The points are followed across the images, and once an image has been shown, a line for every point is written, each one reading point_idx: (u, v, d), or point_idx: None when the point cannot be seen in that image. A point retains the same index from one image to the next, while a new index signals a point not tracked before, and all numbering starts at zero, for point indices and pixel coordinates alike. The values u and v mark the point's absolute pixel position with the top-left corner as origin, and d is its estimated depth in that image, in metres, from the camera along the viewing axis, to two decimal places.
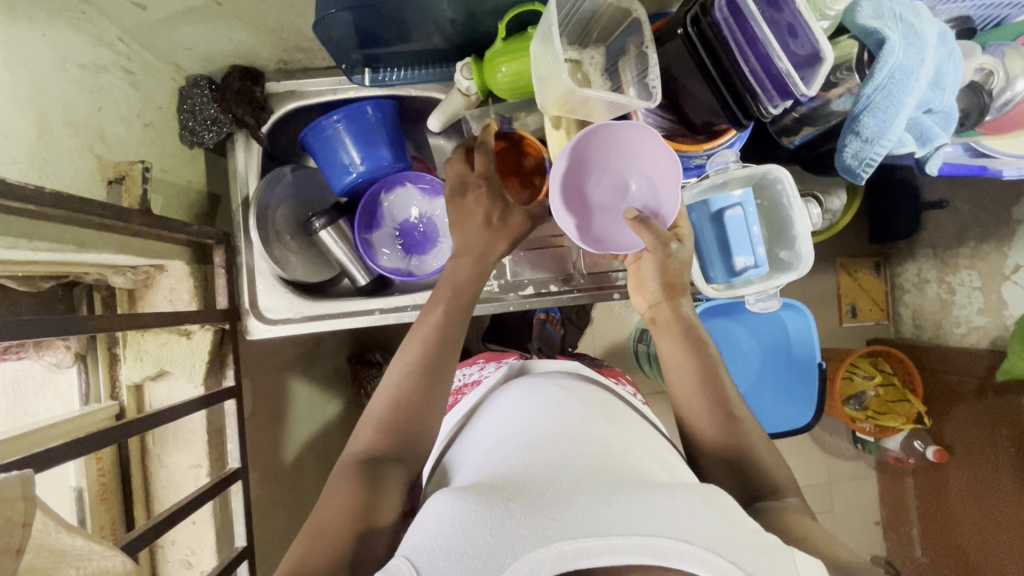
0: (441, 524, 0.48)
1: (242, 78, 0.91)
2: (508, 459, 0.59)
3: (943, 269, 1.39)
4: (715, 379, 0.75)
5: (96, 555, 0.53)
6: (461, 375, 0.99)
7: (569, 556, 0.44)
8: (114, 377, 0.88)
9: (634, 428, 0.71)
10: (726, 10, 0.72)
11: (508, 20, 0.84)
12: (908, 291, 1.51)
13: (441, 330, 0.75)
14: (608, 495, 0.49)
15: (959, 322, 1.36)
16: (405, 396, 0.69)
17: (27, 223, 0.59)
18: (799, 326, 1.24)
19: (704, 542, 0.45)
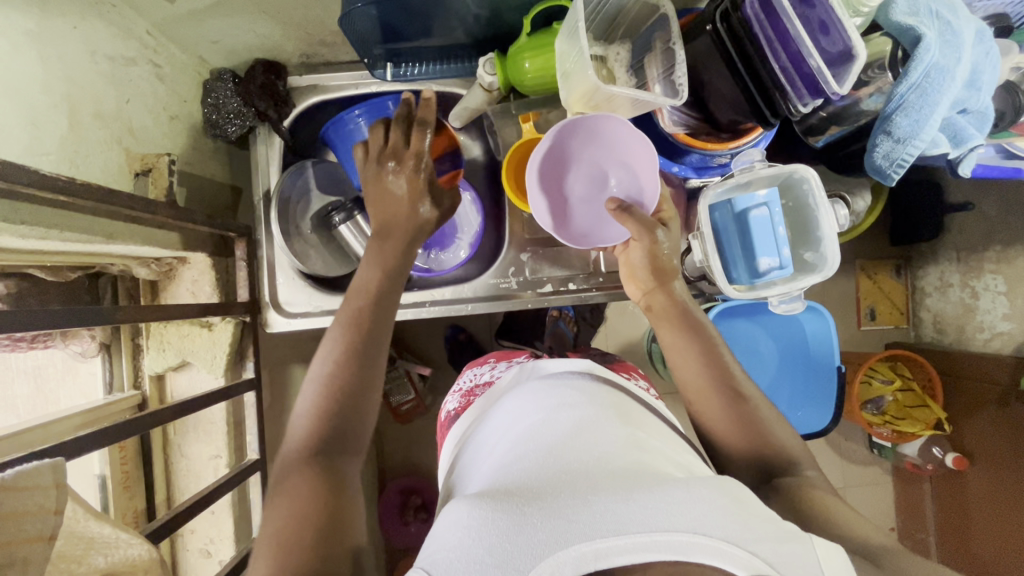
0: (458, 533, 0.47)
1: (266, 71, 0.92)
2: (521, 467, 0.59)
3: (967, 272, 1.35)
4: (721, 368, 0.75)
5: (123, 543, 0.53)
6: (472, 374, 0.99)
7: (589, 558, 0.43)
8: (137, 367, 0.89)
9: (647, 427, 0.70)
10: (757, 6, 0.70)
11: (534, 15, 0.84)
12: (929, 295, 1.47)
13: (367, 310, 0.71)
14: (621, 494, 0.48)
15: (982, 326, 1.32)
16: (340, 381, 0.66)
17: (60, 214, 0.60)
18: (818, 329, 1.22)
19: (723, 534, 0.44)
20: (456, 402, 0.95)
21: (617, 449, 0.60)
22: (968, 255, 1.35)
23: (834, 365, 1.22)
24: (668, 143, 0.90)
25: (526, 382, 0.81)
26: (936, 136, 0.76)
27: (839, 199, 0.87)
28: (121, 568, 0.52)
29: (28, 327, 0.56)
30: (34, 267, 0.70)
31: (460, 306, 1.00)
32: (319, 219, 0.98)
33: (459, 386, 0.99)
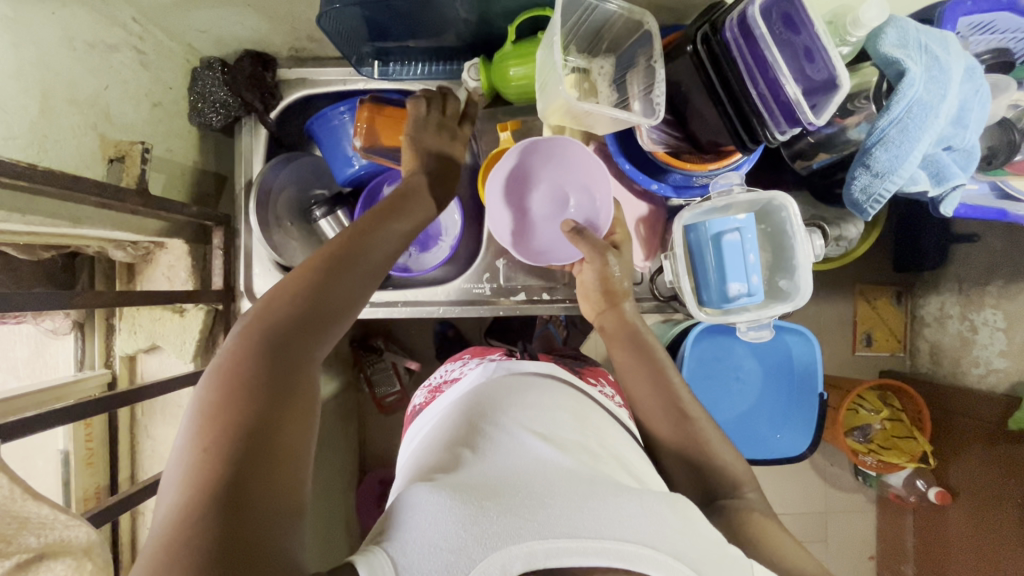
0: (417, 518, 0.48)
1: (254, 63, 0.93)
2: (487, 462, 0.59)
3: (967, 304, 1.32)
4: (671, 391, 0.75)
5: (58, 524, 0.55)
6: (444, 370, 0.98)
7: (539, 556, 0.44)
8: (109, 347, 0.90)
9: (608, 430, 0.71)
10: (737, 30, 0.68)
11: (518, 24, 0.83)
12: (929, 325, 1.45)
13: (337, 258, 0.60)
14: (581, 497, 0.50)
15: (978, 361, 1.30)
16: (296, 327, 0.54)
17: (23, 197, 0.61)
18: (804, 353, 1.20)
19: (667, 548, 0.46)
20: (424, 397, 0.95)
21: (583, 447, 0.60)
22: (968, 287, 1.32)
23: (817, 390, 1.21)
24: (648, 159, 0.89)
25: (494, 376, 0.79)
26: (915, 173, 0.75)
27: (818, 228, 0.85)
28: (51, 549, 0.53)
29: None
30: (5, 246, 0.71)
31: (432, 309, 1.00)
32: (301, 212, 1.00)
33: (430, 382, 0.98)
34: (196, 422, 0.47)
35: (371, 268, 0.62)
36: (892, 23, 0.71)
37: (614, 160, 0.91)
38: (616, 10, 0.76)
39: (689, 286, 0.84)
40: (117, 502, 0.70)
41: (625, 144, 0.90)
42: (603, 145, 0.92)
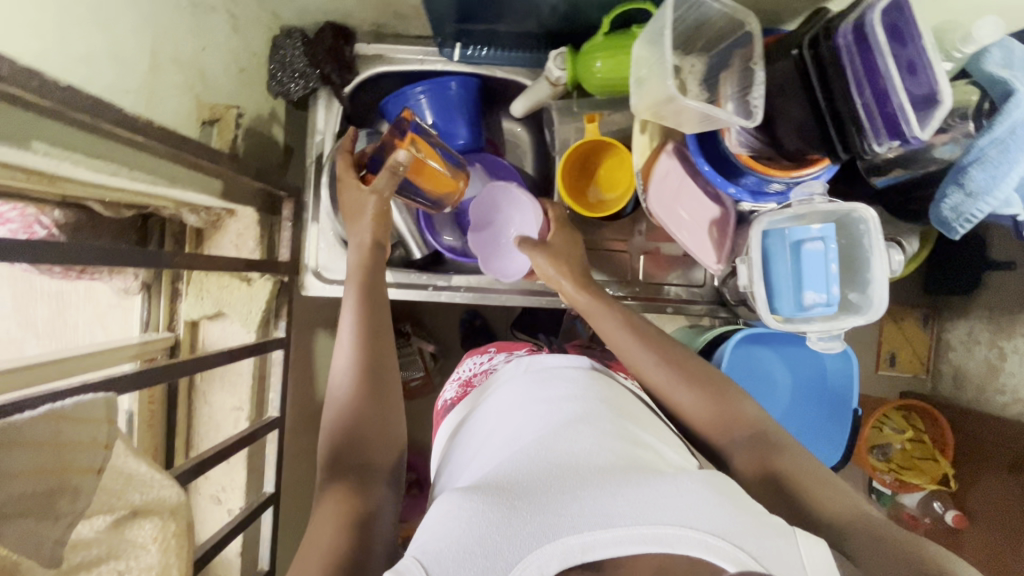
0: (449, 525, 0.48)
1: (335, 35, 0.92)
2: (509, 453, 0.60)
3: (997, 332, 1.20)
4: (674, 364, 0.72)
5: (157, 483, 0.54)
6: (471, 364, 0.96)
7: (576, 552, 0.46)
8: (173, 310, 0.90)
9: (636, 408, 0.70)
10: (850, 37, 0.68)
11: (614, 15, 0.83)
12: (955, 350, 1.31)
13: (368, 320, 0.72)
14: (609, 487, 0.51)
15: (1003, 389, 1.17)
16: (352, 396, 0.67)
17: (131, 153, 0.60)
18: (840, 368, 1.05)
19: (708, 526, 0.47)
20: (454, 391, 0.94)
21: (605, 429, 0.61)
22: (999, 314, 1.20)
23: (851, 408, 1.04)
24: (728, 161, 0.87)
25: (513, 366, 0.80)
26: (1011, 196, 0.74)
27: (896, 243, 0.85)
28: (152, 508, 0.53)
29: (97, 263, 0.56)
30: (92, 200, 0.71)
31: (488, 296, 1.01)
32: None
33: (458, 375, 0.97)
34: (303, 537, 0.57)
35: (381, 335, 0.72)
36: (998, 44, 0.71)
37: (691, 161, 0.90)
38: (721, 9, 0.75)
39: (763, 292, 0.84)
40: (199, 465, 0.70)
41: (706, 145, 0.90)
42: (681, 144, 0.91)
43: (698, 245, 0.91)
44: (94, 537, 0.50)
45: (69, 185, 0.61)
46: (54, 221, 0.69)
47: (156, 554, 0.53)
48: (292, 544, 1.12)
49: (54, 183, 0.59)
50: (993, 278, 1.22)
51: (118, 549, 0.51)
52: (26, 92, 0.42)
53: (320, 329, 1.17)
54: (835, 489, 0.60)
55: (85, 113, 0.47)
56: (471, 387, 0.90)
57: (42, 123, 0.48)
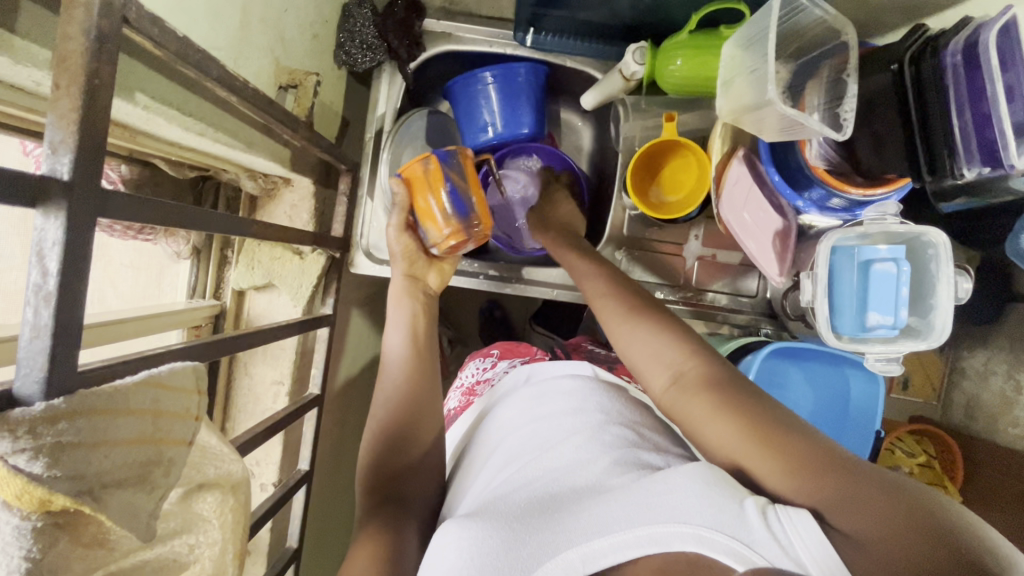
0: (450, 552, 0.45)
1: (407, 8, 0.89)
2: (513, 470, 0.56)
3: (1015, 363, 1.10)
4: (643, 309, 0.67)
5: (228, 458, 0.52)
6: (473, 369, 0.91)
7: (574, 565, 0.42)
8: (221, 278, 0.88)
9: (639, 413, 0.65)
10: (959, 57, 0.67)
11: (704, 14, 0.79)
12: (969, 378, 1.22)
13: (414, 355, 0.76)
14: (606, 498, 0.47)
15: (1016, 422, 1.09)
16: (397, 429, 0.69)
17: (210, 110, 0.58)
18: (863, 391, 1.01)
19: (702, 519, 0.42)
20: (456, 401, 0.89)
21: (603, 434, 0.57)
22: (1020, 346, 1.10)
23: (873, 430, 1.00)
24: (799, 174, 0.86)
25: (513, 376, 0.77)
26: None
27: (963, 271, 0.84)
28: (225, 482, 0.52)
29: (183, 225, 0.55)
30: (157, 157, 0.68)
31: (537, 290, 0.97)
32: None
33: (462, 381, 0.91)
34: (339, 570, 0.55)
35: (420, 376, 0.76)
36: None
37: (762, 169, 0.89)
38: (820, 17, 0.73)
39: (826, 309, 0.83)
40: (256, 437, 0.69)
41: (776, 154, 0.89)
42: (750, 151, 0.90)
43: (762, 253, 0.89)
44: (170, 508, 0.47)
45: (146, 138, 0.59)
46: (120, 176, 0.69)
47: (216, 530, 0.51)
48: (325, 520, 1.11)
49: (133, 137, 0.58)
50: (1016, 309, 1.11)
51: (190, 523, 0.49)
52: (149, 41, 0.40)
53: (355, 308, 1.14)
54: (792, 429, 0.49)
55: (191, 67, 0.45)
56: (474, 396, 0.85)
57: (144, 73, 0.48)
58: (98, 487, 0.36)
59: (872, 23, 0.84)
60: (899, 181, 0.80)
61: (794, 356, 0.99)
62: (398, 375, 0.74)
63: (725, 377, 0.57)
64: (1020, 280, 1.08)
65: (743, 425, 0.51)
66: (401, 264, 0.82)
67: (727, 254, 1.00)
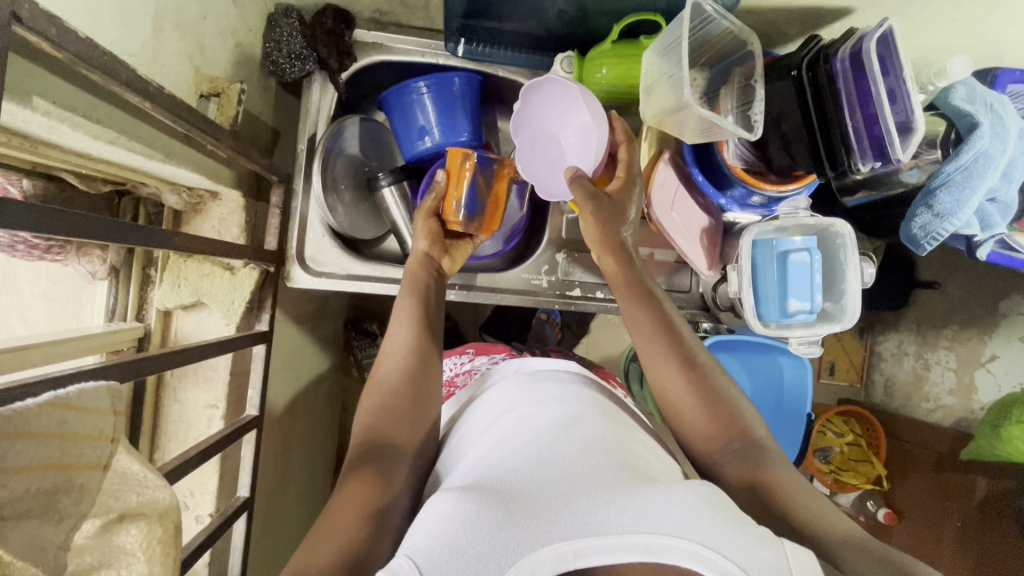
0: (441, 526, 0.43)
1: (336, 19, 0.89)
2: (500, 453, 0.55)
3: (922, 344, 1.22)
4: (695, 369, 0.69)
5: (152, 483, 0.49)
6: (451, 364, 0.97)
7: (568, 556, 0.40)
8: (144, 298, 0.83)
9: (635, 430, 0.64)
10: (847, 62, 0.74)
11: (624, 25, 0.84)
12: (884, 360, 1.33)
13: (418, 339, 0.73)
14: (605, 493, 0.46)
15: (927, 398, 1.20)
16: (392, 397, 0.67)
17: (121, 117, 0.55)
18: (794, 376, 1.08)
19: (700, 537, 0.42)
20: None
21: (597, 433, 0.56)
22: (927, 327, 1.22)
23: (805, 414, 1.08)
24: (720, 172, 0.91)
25: (507, 372, 0.75)
26: (970, 218, 0.80)
27: (867, 257, 0.92)
28: (149, 510, 0.48)
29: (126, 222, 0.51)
30: (66, 170, 0.64)
31: (478, 296, 0.97)
32: (362, 179, 0.97)
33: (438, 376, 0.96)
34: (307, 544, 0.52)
35: (433, 354, 0.73)
36: (965, 81, 0.77)
37: (686, 170, 0.94)
38: (728, 27, 0.78)
39: (751, 298, 0.89)
40: (187, 461, 0.65)
41: (699, 156, 0.95)
42: (675, 154, 0.95)
43: (692, 249, 0.95)
44: (85, 543, 0.43)
45: (50, 150, 0.56)
46: (21, 192, 0.62)
47: (143, 564, 0.46)
48: (271, 549, 1.05)
49: (35, 148, 0.55)
50: (918, 296, 1.24)
51: (110, 557, 0.44)
52: (44, 40, 0.38)
53: (295, 326, 1.10)
54: (819, 514, 0.55)
55: (96, 70, 0.43)
56: (454, 387, 0.90)
57: (41, 75, 0.45)
58: None
59: (775, 34, 0.91)
60: (808, 177, 0.86)
61: (729, 347, 1.07)
62: (402, 353, 0.72)
63: (764, 451, 0.63)
64: (923, 267, 1.20)
65: (776, 493, 0.57)
66: (422, 243, 0.85)
67: (664, 252, 1.03)
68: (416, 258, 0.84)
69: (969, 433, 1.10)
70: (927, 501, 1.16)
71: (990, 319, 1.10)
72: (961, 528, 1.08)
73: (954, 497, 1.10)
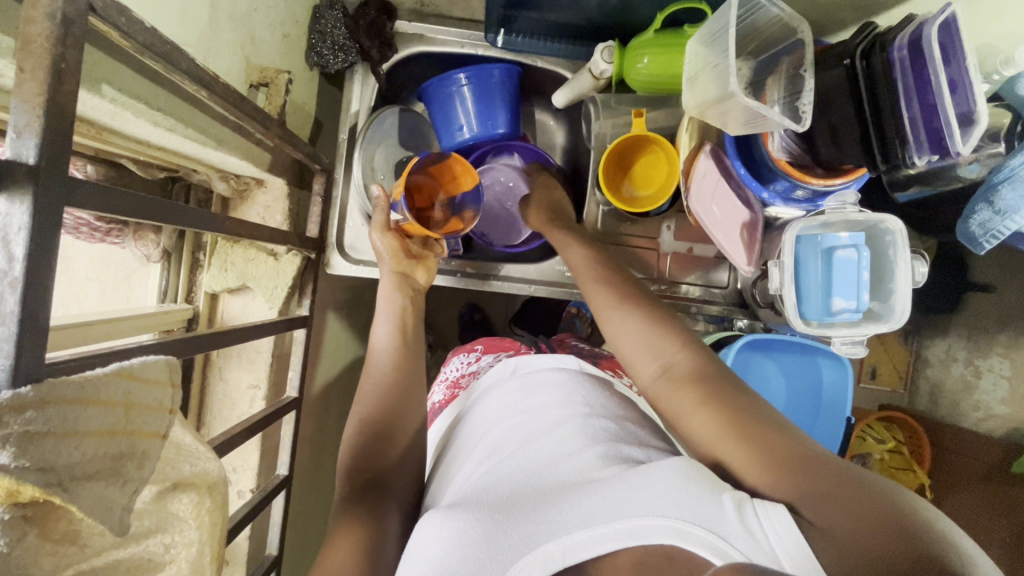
0: (434, 549, 0.46)
1: (378, 10, 0.90)
2: (490, 463, 0.57)
3: (973, 349, 1.16)
4: (662, 339, 0.65)
5: (204, 455, 0.51)
6: (457, 364, 0.95)
7: (557, 556, 0.43)
8: (193, 281, 0.87)
9: (629, 414, 0.65)
10: (905, 50, 0.70)
11: (669, 14, 0.82)
12: (931, 365, 1.27)
13: (400, 339, 0.78)
14: (589, 490, 0.48)
15: (978, 406, 1.14)
16: (381, 428, 0.70)
17: (178, 105, 0.58)
18: (835, 378, 1.05)
19: (679, 513, 0.43)
20: (441, 394, 0.93)
21: (586, 427, 0.58)
22: (978, 332, 1.16)
23: (844, 416, 1.05)
24: (764, 165, 0.89)
25: (498, 372, 0.76)
26: None
27: (919, 255, 0.88)
28: (201, 480, 0.50)
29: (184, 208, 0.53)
30: (126, 156, 0.68)
31: (513, 287, 0.97)
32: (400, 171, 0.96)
33: (445, 376, 0.96)
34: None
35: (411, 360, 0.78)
36: None
37: (728, 162, 0.92)
38: (777, 14, 0.76)
39: (794, 295, 0.87)
40: (232, 436, 0.68)
41: (741, 149, 0.93)
42: (716, 146, 0.93)
43: (731, 244, 0.92)
44: (144, 506, 0.46)
45: (114, 137, 0.59)
46: (86, 176, 0.66)
47: (194, 530, 0.49)
48: (305, 528, 1.09)
49: (101, 135, 0.58)
50: (971, 300, 1.18)
51: (166, 522, 0.48)
52: (115, 30, 0.40)
53: (333, 313, 1.13)
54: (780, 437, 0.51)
55: (158, 58, 0.45)
56: (459, 388, 0.89)
57: (110, 64, 0.48)
58: (68, 479, 0.37)
59: (825, 21, 0.88)
60: (856, 172, 0.84)
61: (767, 347, 1.04)
62: (386, 361, 0.76)
63: (755, 413, 0.55)
64: (977, 269, 1.14)
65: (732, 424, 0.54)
66: (389, 262, 0.83)
67: (702, 246, 1.02)
68: (389, 277, 0.82)
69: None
70: (974, 514, 1.10)
71: None
72: (1010, 546, 1.02)
73: (1003, 513, 1.05)
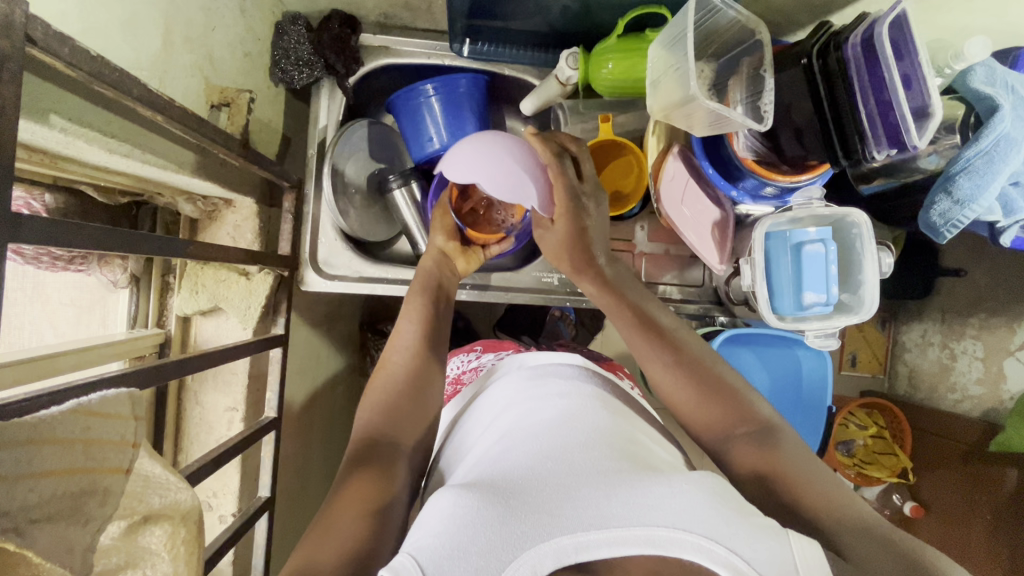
0: (444, 524, 0.44)
1: (343, 24, 0.89)
2: (501, 448, 0.55)
3: (948, 333, 1.19)
4: (687, 363, 0.69)
5: (174, 485, 0.50)
6: (458, 362, 0.96)
7: (569, 551, 0.41)
8: (164, 305, 0.86)
9: (638, 424, 0.64)
10: (859, 49, 0.72)
11: (629, 20, 0.83)
12: (908, 350, 1.30)
13: (433, 310, 0.76)
14: (605, 486, 0.46)
15: (955, 388, 1.17)
16: (396, 395, 0.68)
17: (135, 131, 0.57)
18: (815, 369, 1.07)
19: (700, 528, 0.42)
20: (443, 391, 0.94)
21: (600, 424, 0.57)
22: (952, 316, 1.19)
23: (825, 406, 1.06)
24: (730, 164, 0.90)
25: (511, 367, 0.74)
26: (992, 205, 0.77)
27: (885, 246, 0.89)
28: (172, 512, 0.50)
29: (146, 240, 0.52)
30: (85, 183, 0.66)
31: (490, 294, 0.97)
32: (374, 181, 0.98)
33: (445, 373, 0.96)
34: (308, 540, 0.52)
35: (445, 333, 0.77)
36: (983, 62, 0.75)
37: (696, 163, 0.93)
38: (735, 17, 0.77)
39: (765, 292, 0.88)
40: (207, 463, 0.66)
41: (710, 149, 0.93)
42: (685, 147, 0.94)
43: (703, 243, 0.94)
44: (111, 543, 0.45)
45: (70, 164, 0.58)
46: (45, 206, 0.64)
47: (167, 563, 0.48)
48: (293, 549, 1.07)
49: (56, 163, 0.57)
50: (943, 284, 1.21)
51: (137, 557, 0.46)
52: (59, 60, 0.39)
53: (311, 328, 1.12)
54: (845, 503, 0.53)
55: (107, 87, 0.44)
56: (460, 384, 0.90)
57: (56, 93, 0.47)
58: (25, 522, 0.37)
59: (783, 22, 0.89)
60: (820, 167, 0.85)
61: (747, 343, 1.05)
62: (416, 332, 0.74)
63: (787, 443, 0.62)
64: (946, 255, 1.17)
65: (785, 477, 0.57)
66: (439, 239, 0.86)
67: (678, 247, 1.03)
68: (432, 254, 0.85)
69: (998, 423, 1.07)
70: (955, 496, 1.13)
71: (1016, 306, 1.06)
72: (992, 524, 1.04)
73: (983, 492, 1.07)
